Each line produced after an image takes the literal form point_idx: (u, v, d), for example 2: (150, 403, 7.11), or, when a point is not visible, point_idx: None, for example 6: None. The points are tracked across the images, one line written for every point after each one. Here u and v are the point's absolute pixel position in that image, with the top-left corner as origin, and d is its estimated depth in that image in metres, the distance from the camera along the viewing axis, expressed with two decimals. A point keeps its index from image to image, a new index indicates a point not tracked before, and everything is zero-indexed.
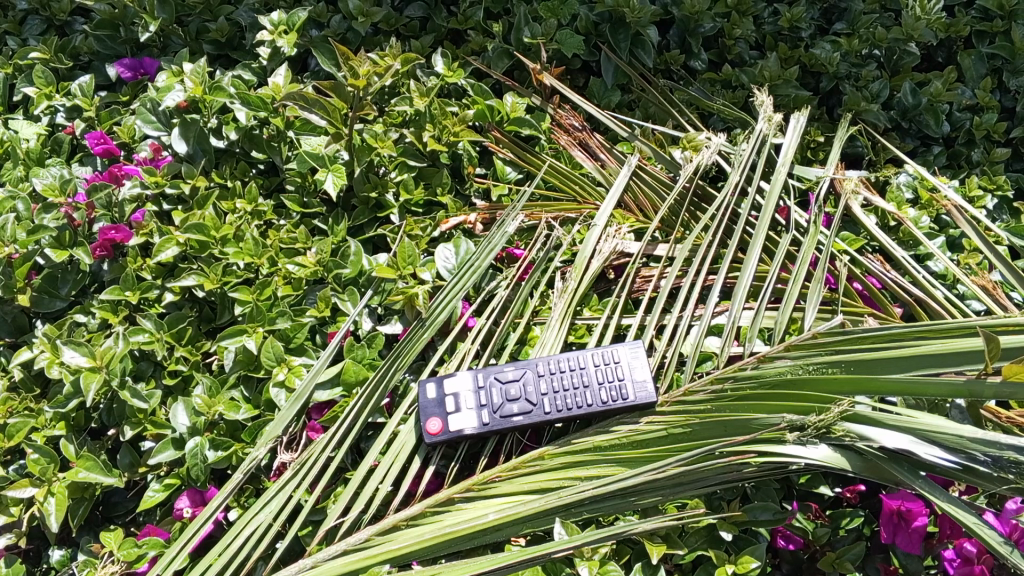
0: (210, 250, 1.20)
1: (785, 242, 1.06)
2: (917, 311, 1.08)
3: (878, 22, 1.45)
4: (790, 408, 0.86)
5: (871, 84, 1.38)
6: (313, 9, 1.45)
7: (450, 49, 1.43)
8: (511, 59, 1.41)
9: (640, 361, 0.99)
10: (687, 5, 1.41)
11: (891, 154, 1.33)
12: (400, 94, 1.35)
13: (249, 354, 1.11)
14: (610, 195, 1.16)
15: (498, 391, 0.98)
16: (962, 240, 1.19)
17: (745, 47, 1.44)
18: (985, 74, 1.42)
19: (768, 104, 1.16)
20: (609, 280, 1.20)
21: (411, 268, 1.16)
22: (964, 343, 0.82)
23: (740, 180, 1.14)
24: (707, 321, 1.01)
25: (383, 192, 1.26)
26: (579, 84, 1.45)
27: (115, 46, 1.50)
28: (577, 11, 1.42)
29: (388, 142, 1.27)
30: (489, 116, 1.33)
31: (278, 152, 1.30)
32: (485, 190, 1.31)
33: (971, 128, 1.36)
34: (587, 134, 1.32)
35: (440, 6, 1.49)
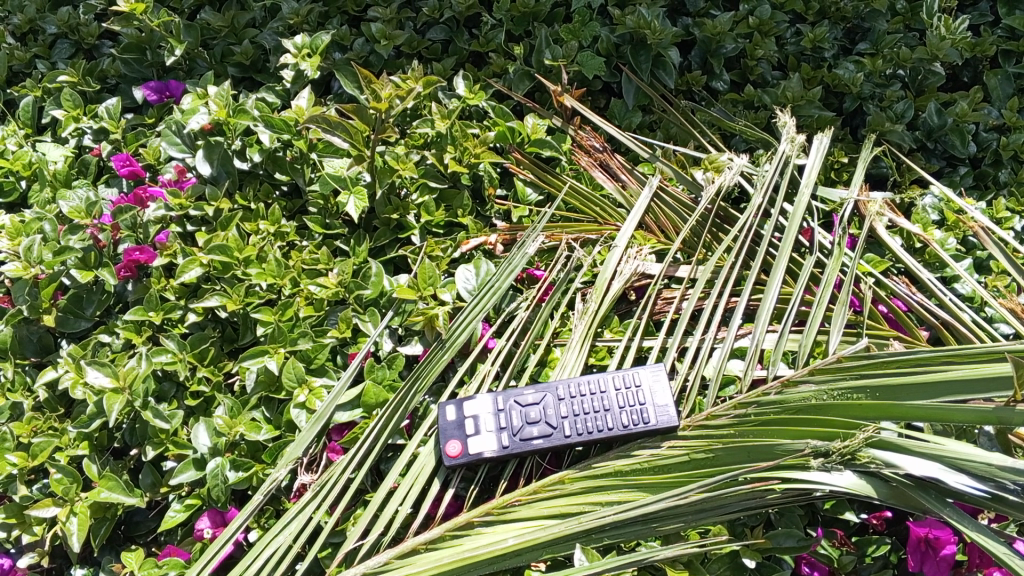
0: (233, 271, 1.21)
1: (808, 264, 1.05)
2: (944, 334, 1.06)
3: (902, 42, 1.44)
4: (815, 434, 0.83)
5: (894, 105, 1.36)
6: (336, 33, 1.48)
7: (472, 71, 1.44)
8: (533, 81, 1.42)
9: (662, 386, 0.98)
10: (708, 26, 1.41)
11: (916, 175, 1.31)
12: (422, 116, 1.36)
13: (271, 376, 1.12)
14: (631, 216, 1.16)
15: (518, 413, 0.97)
16: (990, 262, 1.16)
17: (767, 68, 1.43)
18: (1011, 94, 1.39)
19: (791, 125, 1.16)
20: (631, 301, 1.18)
21: (430, 289, 1.15)
22: (991, 369, 0.81)
23: (763, 202, 1.13)
24: (729, 344, 1.00)
25: (405, 213, 1.27)
26: (600, 105, 1.45)
27: (142, 69, 1.52)
28: (598, 33, 1.43)
29: (410, 164, 1.28)
30: (510, 137, 1.33)
31: (301, 174, 1.31)
32: (506, 212, 1.32)
33: (998, 148, 1.33)
34: (608, 154, 1.32)
35: (462, 28, 1.50)
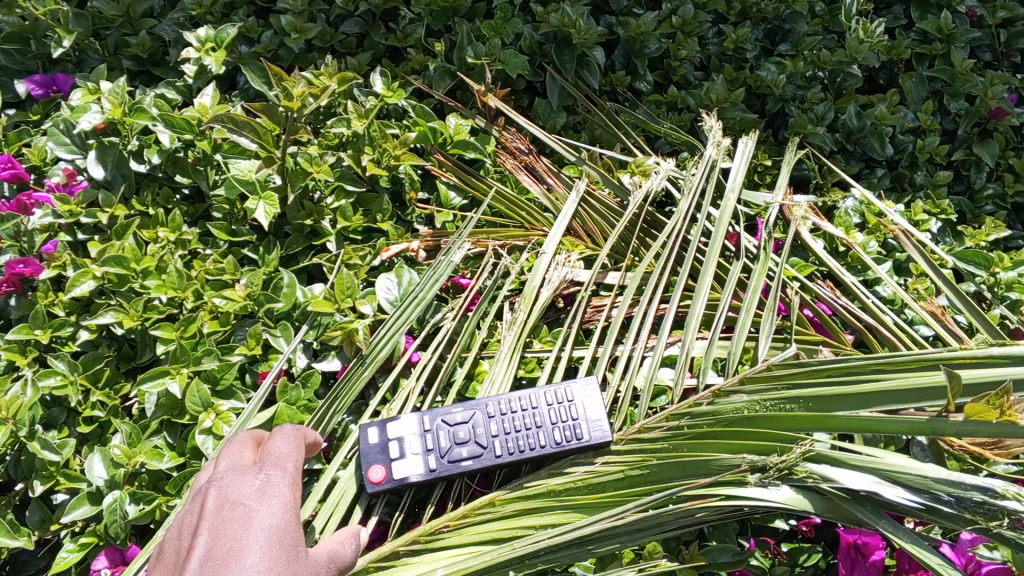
0: (130, 284, 1.12)
1: (735, 269, 1.05)
2: (869, 338, 1.05)
3: (821, 44, 1.45)
4: (750, 448, 0.82)
5: (815, 107, 1.36)
6: (242, 25, 1.39)
7: (389, 68, 1.38)
8: (454, 79, 1.36)
9: (595, 400, 0.94)
10: (633, 26, 1.38)
11: (837, 179, 1.31)
12: (336, 114, 1.29)
13: (172, 399, 1.04)
14: (559, 221, 1.13)
15: (446, 434, 0.92)
16: (909, 264, 1.16)
17: (690, 69, 1.42)
18: (925, 97, 1.40)
19: (717, 129, 1.14)
20: (559, 309, 1.15)
21: (349, 300, 1.09)
22: (924, 377, 0.79)
23: (690, 207, 1.10)
24: (659, 353, 0.98)
25: (319, 219, 1.19)
26: (524, 104, 1.41)
27: (25, 61, 1.39)
28: (521, 30, 1.39)
29: (323, 167, 1.21)
30: (431, 138, 1.27)
31: (204, 177, 1.23)
32: (428, 216, 1.26)
33: (914, 151, 1.34)
34: (533, 157, 1.27)
35: (378, 22, 1.43)
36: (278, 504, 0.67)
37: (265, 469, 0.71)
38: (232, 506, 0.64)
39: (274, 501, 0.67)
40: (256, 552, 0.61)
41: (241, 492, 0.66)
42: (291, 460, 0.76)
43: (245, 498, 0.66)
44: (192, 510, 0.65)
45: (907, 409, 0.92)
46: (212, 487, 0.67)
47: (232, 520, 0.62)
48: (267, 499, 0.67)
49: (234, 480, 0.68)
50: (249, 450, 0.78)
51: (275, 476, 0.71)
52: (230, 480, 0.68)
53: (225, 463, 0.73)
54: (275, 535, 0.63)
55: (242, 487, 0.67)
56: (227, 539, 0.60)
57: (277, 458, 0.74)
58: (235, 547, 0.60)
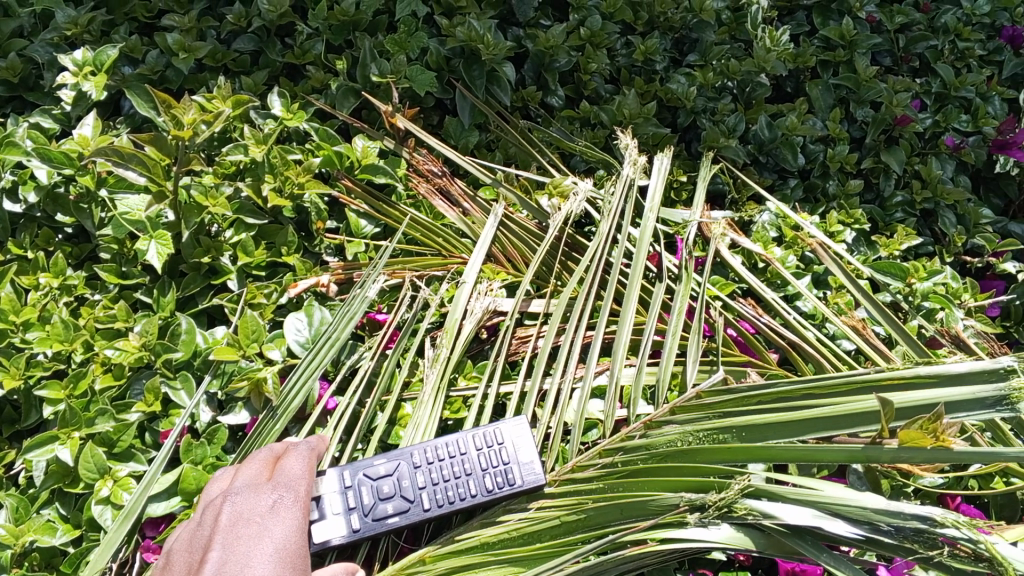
0: (9, 338, 1.03)
1: (658, 291, 1.03)
2: (793, 355, 1.05)
3: (729, 52, 1.45)
4: (688, 486, 0.78)
5: (726, 118, 1.36)
6: (124, 45, 1.28)
7: (288, 88, 1.30)
8: (358, 99, 1.30)
9: (526, 441, 0.90)
10: (542, 39, 1.35)
11: (752, 192, 1.31)
12: (232, 140, 1.20)
13: (64, 466, 0.94)
14: (478, 248, 1.08)
15: (369, 489, 0.84)
16: (828, 277, 1.16)
17: (600, 82, 1.40)
18: (832, 104, 1.42)
19: (633, 148, 1.13)
20: (483, 340, 1.10)
21: (255, 345, 1.02)
22: (856, 402, 0.76)
23: (610, 229, 1.08)
24: (589, 384, 0.95)
25: (217, 255, 1.11)
26: (433, 122, 1.36)
27: None
28: (426, 44, 1.33)
29: (220, 199, 1.12)
30: (338, 163, 1.20)
31: (88, 215, 1.13)
32: (338, 246, 1.19)
33: (825, 160, 1.36)
34: (447, 181, 1.23)
35: (274, 39, 1.35)
36: (283, 528, 0.71)
37: (277, 486, 0.75)
38: (245, 522, 0.70)
39: (281, 524, 0.71)
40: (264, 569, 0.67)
41: (251, 511, 0.71)
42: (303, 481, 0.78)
43: (256, 519, 0.71)
44: (208, 521, 0.71)
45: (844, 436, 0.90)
46: (228, 501, 0.72)
47: (245, 535, 0.69)
48: (275, 520, 0.71)
49: (248, 495, 0.73)
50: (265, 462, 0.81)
51: (288, 496, 0.74)
52: (245, 496, 0.73)
53: (241, 475, 0.76)
54: (282, 556, 0.69)
55: (255, 505, 0.72)
56: (240, 554, 0.67)
57: (290, 477, 0.77)
58: (245, 564, 0.66)
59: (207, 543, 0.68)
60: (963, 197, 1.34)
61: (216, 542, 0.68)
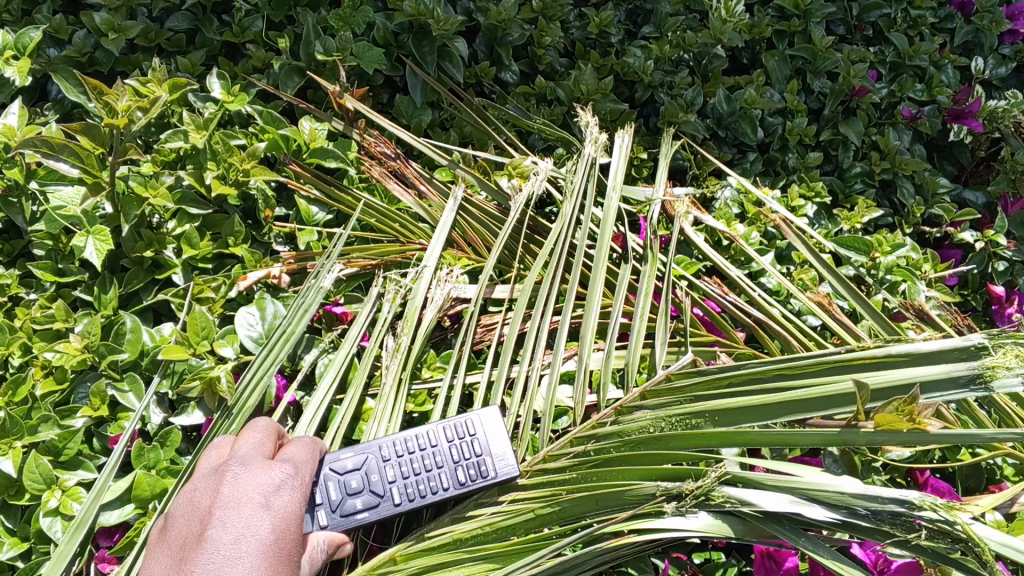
0: None
1: (624, 274, 1.00)
2: (760, 333, 1.04)
3: (685, 24, 1.43)
4: (664, 474, 0.77)
5: (684, 91, 1.34)
6: (47, 24, 1.20)
7: (228, 68, 1.23)
8: (303, 78, 1.24)
9: (499, 432, 0.87)
10: (493, 12, 1.30)
11: (712, 167, 1.30)
12: (171, 126, 1.14)
13: (6, 477, 0.89)
14: (437, 234, 1.04)
15: (336, 485, 0.80)
16: (791, 252, 1.16)
17: (555, 56, 1.36)
18: (788, 75, 1.41)
19: (593, 126, 1.09)
20: (445, 329, 1.07)
21: (205, 343, 0.97)
22: (830, 384, 0.75)
23: (574, 210, 1.05)
24: (557, 370, 0.93)
25: (160, 249, 1.05)
26: (384, 102, 1.31)
27: None
28: (372, 19, 1.27)
29: (161, 189, 1.06)
30: (284, 146, 1.15)
31: (18, 210, 1.05)
32: (288, 234, 1.14)
33: (784, 133, 1.35)
34: (402, 163, 1.17)
35: (210, 16, 1.28)
36: (283, 514, 0.63)
37: (281, 466, 0.67)
38: (246, 500, 0.62)
39: (282, 507, 0.63)
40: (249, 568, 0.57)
41: (253, 489, 0.63)
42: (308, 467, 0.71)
43: (256, 499, 0.62)
44: (206, 488, 0.64)
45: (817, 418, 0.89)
46: (229, 473, 0.65)
47: (239, 519, 0.60)
48: (276, 503, 0.63)
49: (251, 471, 0.65)
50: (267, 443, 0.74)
51: (294, 477, 0.67)
52: (248, 472, 0.65)
53: (243, 448, 0.69)
54: (275, 550, 0.60)
55: (257, 483, 0.64)
56: (231, 541, 0.59)
57: (295, 461, 0.70)
58: (230, 560, 0.57)
59: (201, 518, 0.61)
60: (921, 167, 1.34)
61: (212, 520, 0.60)
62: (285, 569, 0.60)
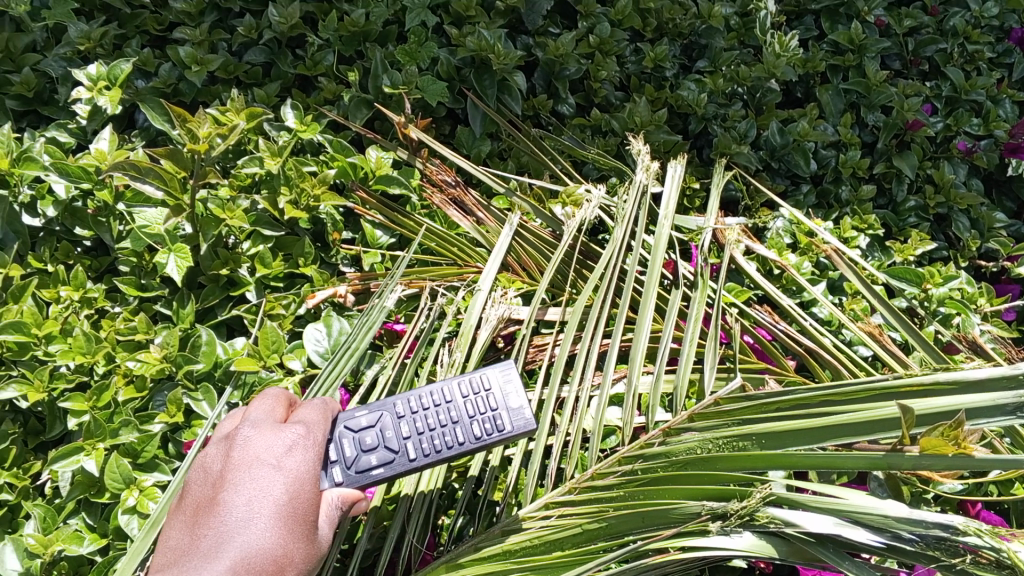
0: (32, 351, 1.04)
1: (675, 300, 1.03)
2: (810, 362, 1.05)
3: (739, 58, 1.46)
4: (709, 494, 0.79)
5: (737, 124, 1.37)
6: (136, 58, 1.30)
7: (301, 100, 1.31)
8: (371, 109, 1.31)
9: (514, 385, 0.84)
10: (551, 48, 1.36)
11: (765, 198, 1.32)
12: (247, 153, 1.21)
13: (89, 476, 0.96)
14: (493, 258, 1.08)
15: (349, 442, 0.79)
16: (843, 282, 1.18)
17: (610, 90, 1.41)
18: (843, 109, 1.43)
19: (646, 154, 1.12)
20: (499, 349, 1.12)
21: (275, 356, 1.03)
22: (876, 409, 0.77)
23: (625, 235, 1.08)
24: (607, 392, 0.95)
25: (235, 267, 1.12)
26: (445, 132, 1.37)
27: None
28: (436, 54, 1.34)
29: (237, 212, 1.13)
30: (352, 173, 1.21)
31: (107, 228, 1.13)
32: (354, 256, 1.20)
33: (837, 166, 1.36)
34: (461, 190, 1.22)
35: (285, 50, 1.36)
36: (297, 473, 0.69)
37: (293, 426, 0.72)
38: (261, 461, 0.69)
39: (294, 468, 0.69)
40: (259, 530, 0.65)
41: (265, 452, 0.69)
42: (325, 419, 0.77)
43: (269, 462, 0.69)
44: (224, 446, 0.71)
45: (864, 444, 0.91)
46: (243, 433, 0.71)
47: (253, 482, 0.67)
48: (291, 461, 0.70)
49: (263, 432, 0.71)
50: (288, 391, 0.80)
51: (306, 437, 0.73)
52: (261, 433, 0.71)
53: (256, 412, 0.74)
54: (286, 510, 0.67)
55: (269, 445, 0.70)
56: (246, 504, 0.66)
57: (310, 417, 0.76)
58: (241, 522, 0.65)
59: (221, 480, 0.68)
60: (977, 201, 1.34)
61: (229, 483, 0.68)
62: (296, 527, 0.67)
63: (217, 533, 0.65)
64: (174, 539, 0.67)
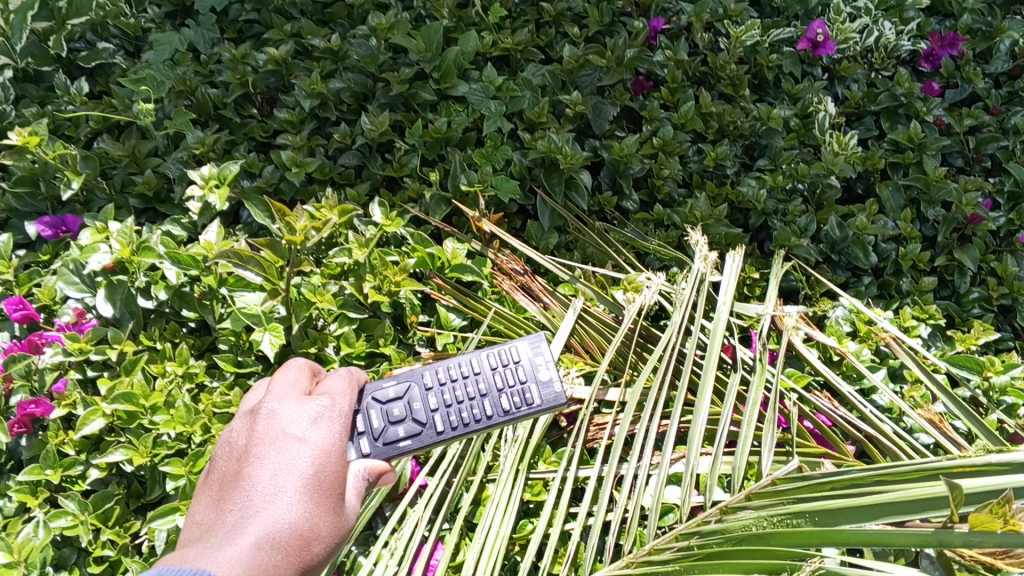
0: (139, 420, 1.15)
1: (733, 383, 1.06)
2: (870, 447, 1.06)
3: (799, 157, 1.53)
4: (759, 565, 0.81)
5: (798, 218, 1.42)
6: (244, 161, 1.46)
7: (387, 197, 1.43)
8: (449, 205, 1.42)
9: (542, 357, 0.95)
10: (616, 149, 1.46)
11: (825, 289, 1.36)
12: (338, 244, 1.33)
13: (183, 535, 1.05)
14: (557, 339, 1.14)
15: (382, 414, 0.88)
16: (903, 371, 1.19)
17: (673, 187, 1.49)
18: (903, 204, 1.47)
19: (704, 244, 1.19)
20: (562, 428, 1.17)
21: None
22: (926, 486, 0.79)
23: (683, 320, 1.13)
24: (665, 471, 0.98)
25: (322, 345, 1.23)
26: (517, 226, 1.47)
27: (35, 203, 1.45)
28: (510, 156, 1.46)
29: (327, 296, 1.25)
30: (429, 263, 1.30)
31: (211, 310, 1.26)
32: (429, 337, 1.29)
33: (897, 258, 1.40)
34: (529, 277, 1.31)
35: (375, 154, 1.50)
36: (317, 447, 0.76)
37: (315, 404, 0.80)
38: (283, 437, 0.76)
39: (317, 441, 0.77)
40: (287, 499, 0.72)
41: (290, 427, 0.77)
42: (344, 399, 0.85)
43: (294, 436, 0.76)
44: (251, 423, 0.78)
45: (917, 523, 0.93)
46: (269, 411, 0.78)
47: (277, 458, 0.74)
48: (312, 438, 0.77)
49: (287, 408, 0.79)
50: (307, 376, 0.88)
51: (328, 412, 0.80)
52: (285, 410, 0.78)
53: (279, 388, 0.82)
54: (312, 482, 0.74)
55: (293, 421, 0.78)
56: (271, 478, 0.73)
57: (330, 392, 0.83)
58: (270, 492, 0.72)
59: (248, 454, 0.75)
60: None
61: (255, 459, 0.74)
62: (321, 496, 0.74)
63: (245, 503, 0.71)
64: (207, 510, 0.73)
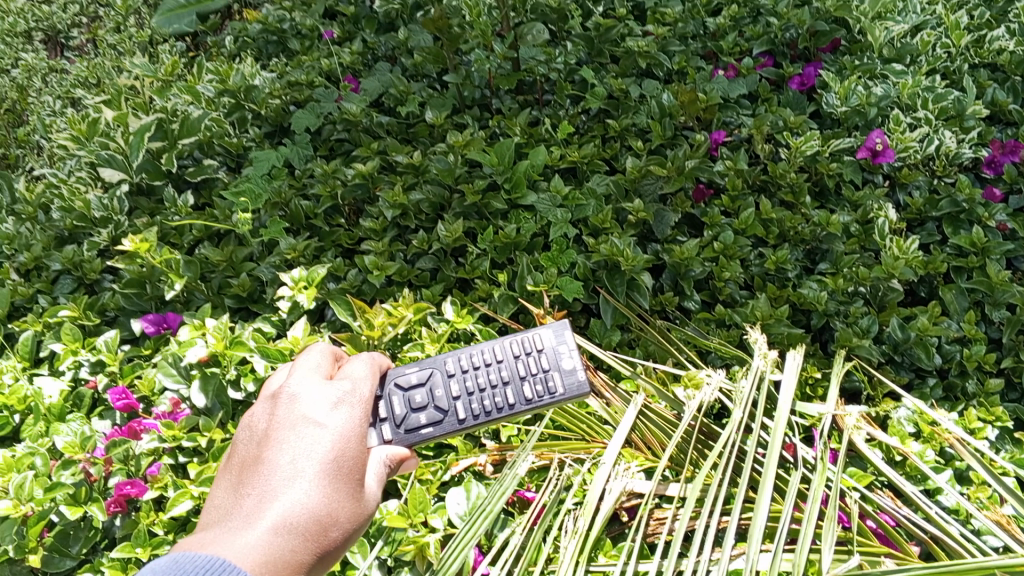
0: None
1: (795, 481, 1.05)
2: (935, 548, 1.05)
3: (860, 261, 1.56)
4: None
5: (859, 320, 1.45)
6: (330, 265, 1.59)
7: (460, 297, 1.53)
8: (516, 305, 1.51)
9: (564, 347, 1.13)
10: (677, 252, 1.53)
11: (887, 389, 1.37)
12: (413, 340, 1.41)
13: None
14: (619, 433, 1.16)
15: (409, 403, 1.05)
16: (970, 472, 1.19)
17: (735, 288, 1.53)
18: (967, 306, 1.48)
19: (763, 342, 1.21)
20: (623, 522, 1.20)
21: (421, 515, 1.15)
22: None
23: (743, 417, 1.15)
24: (724, 569, 0.96)
25: None
26: (581, 324, 1.54)
27: (141, 302, 1.60)
28: (575, 259, 1.54)
29: None
30: None
31: None
32: (495, 430, 1.34)
33: (962, 360, 1.40)
34: (591, 373, 1.36)
35: (449, 258, 1.61)
36: (334, 434, 0.86)
37: (332, 393, 0.90)
38: (304, 428, 0.86)
39: (335, 428, 0.87)
40: (304, 483, 0.81)
41: (309, 415, 0.87)
42: (364, 380, 0.95)
43: (312, 424, 0.86)
44: (273, 411, 0.88)
45: None
46: (290, 399, 0.89)
47: (297, 444, 0.84)
48: (328, 426, 0.87)
49: (305, 398, 0.89)
50: (329, 362, 0.98)
51: (347, 397, 0.91)
52: (304, 400, 0.89)
53: (300, 376, 0.93)
54: (330, 468, 0.84)
55: (311, 409, 0.88)
56: (291, 463, 0.83)
57: (349, 379, 0.94)
58: (288, 476, 0.82)
59: (268, 440, 0.86)
60: None
61: (276, 445, 0.84)
62: (338, 479, 0.84)
63: (264, 487, 0.81)
64: (227, 494, 0.83)
